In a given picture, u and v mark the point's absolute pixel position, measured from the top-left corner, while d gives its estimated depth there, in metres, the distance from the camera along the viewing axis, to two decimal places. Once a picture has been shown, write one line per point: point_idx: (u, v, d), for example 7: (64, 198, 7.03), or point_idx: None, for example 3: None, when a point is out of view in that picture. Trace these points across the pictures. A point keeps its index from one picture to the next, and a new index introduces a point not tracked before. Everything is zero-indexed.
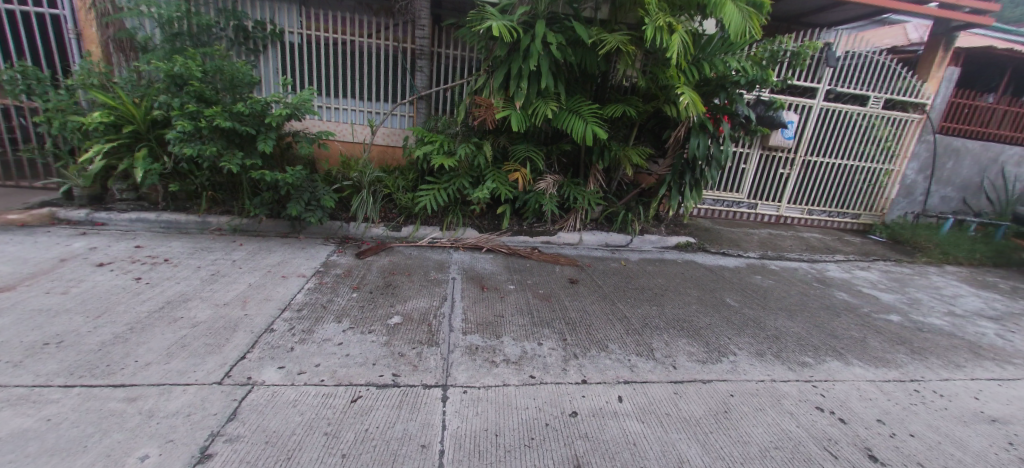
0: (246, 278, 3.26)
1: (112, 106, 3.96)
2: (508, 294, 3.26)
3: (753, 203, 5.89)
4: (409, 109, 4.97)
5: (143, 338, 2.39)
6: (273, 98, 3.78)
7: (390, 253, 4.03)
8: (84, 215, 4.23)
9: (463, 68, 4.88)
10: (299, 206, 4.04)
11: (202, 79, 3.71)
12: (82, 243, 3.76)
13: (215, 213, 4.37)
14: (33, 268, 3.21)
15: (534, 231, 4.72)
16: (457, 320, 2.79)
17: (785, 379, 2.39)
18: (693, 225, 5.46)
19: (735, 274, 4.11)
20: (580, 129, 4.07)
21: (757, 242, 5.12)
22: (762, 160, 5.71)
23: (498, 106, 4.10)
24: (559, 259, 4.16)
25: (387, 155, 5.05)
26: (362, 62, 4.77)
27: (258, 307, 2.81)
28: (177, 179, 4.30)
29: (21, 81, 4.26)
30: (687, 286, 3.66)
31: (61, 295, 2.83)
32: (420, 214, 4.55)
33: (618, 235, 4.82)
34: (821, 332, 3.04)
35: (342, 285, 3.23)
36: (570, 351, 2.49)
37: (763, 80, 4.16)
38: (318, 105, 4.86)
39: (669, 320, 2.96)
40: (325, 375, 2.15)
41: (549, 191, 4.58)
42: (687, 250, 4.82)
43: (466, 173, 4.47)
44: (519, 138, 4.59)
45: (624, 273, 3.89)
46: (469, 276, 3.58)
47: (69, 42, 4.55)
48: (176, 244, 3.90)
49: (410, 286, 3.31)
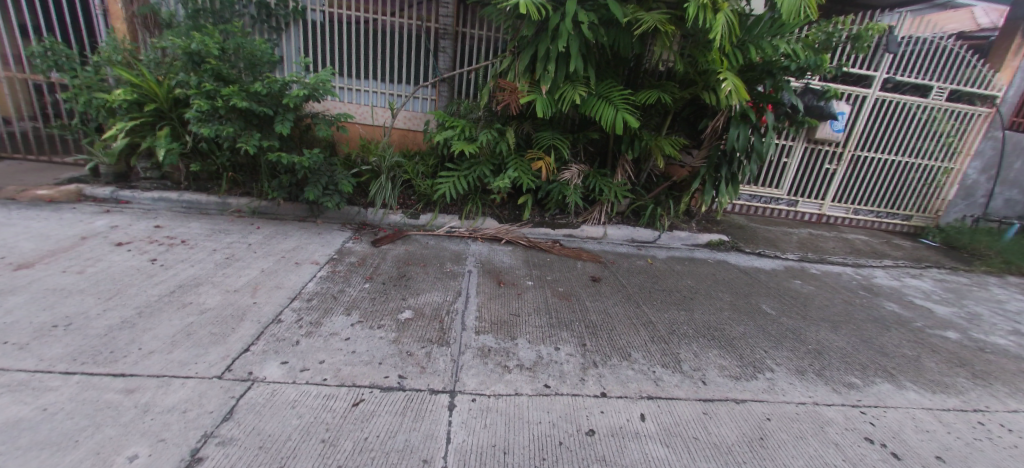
0: (259, 263, 3.20)
1: (135, 83, 3.93)
2: (526, 291, 3.09)
3: (793, 200, 5.50)
4: (431, 92, 4.80)
5: (150, 324, 2.35)
6: (291, 78, 3.66)
7: (406, 242, 3.92)
8: (109, 192, 4.28)
9: (489, 49, 4.65)
10: (316, 191, 3.95)
11: (220, 57, 3.62)
12: (105, 222, 3.79)
13: (235, 195, 4.34)
14: (54, 245, 3.24)
15: (556, 223, 4.52)
16: (470, 318, 2.64)
17: (829, 403, 2.14)
18: (727, 221, 5.14)
19: (772, 278, 3.81)
20: (610, 117, 3.82)
21: (796, 242, 4.78)
22: (806, 154, 5.30)
23: (524, 91, 3.88)
24: (581, 254, 3.95)
25: (408, 139, 4.90)
26: (385, 42, 4.60)
27: (267, 295, 2.73)
28: (198, 159, 4.29)
29: (51, 58, 4.29)
30: (720, 289, 3.41)
31: (77, 275, 2.83)
32: (439, 202, 4.42)
33: (645, 230, 4.57)
34: (869, 348, 2.75)
35: (355, 274, 3.13)
36: (589, 359, 2.31)
37: (818, 66, 3.81)
38: (339, 86, 4.73)
39: (698, 328, 2.74)
40: (327, 373, 2.04)
41: (574, 181, 4.35)
42: (719, 249, 4.53)
43: (488, 160, 4.29)
44: (544, 125, 4.36)
45: (651, 272, 3.66)
46: (486, 270, 3.42)
47: (96, 18, 4.58)
48: (195, 225, 3.89)
49: (425, 278, 3.17)
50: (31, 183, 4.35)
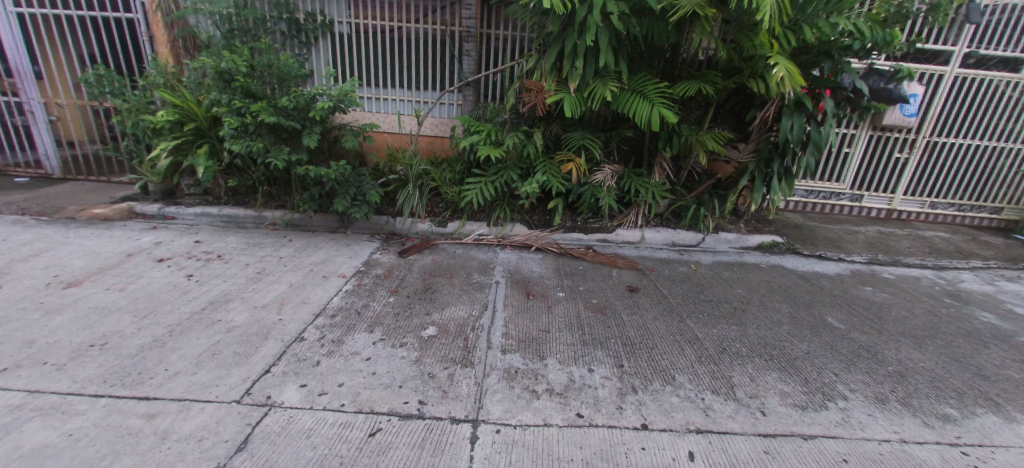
0: (288, 277, 3.19)
1: (176, 104, 4.07)
2: (556, 304, 2.90)
3: (856, 195, 4.97)
4: (457, 97, 4.70)
5: (178, 343, 2.34)
6: (317, 91, 3.66)
7: (433, 251, 3.82)
8: (156, 209, 4.47)
9: (515, 49, 4.50)
10: (344, 202, 3.94)
11: (249, 74, 3.66)
12: (150, 238, 3.94)
13: (270, 208, 4.42)
14: (102, 263, 3.38)
15: (589, 227, 4.28)
16: (497, 335, 2.48)
17: (919, 441, 1.83)
18: (780, 221, 4.70)
19: (836, 285, 3.43)
20: (645, 113, 3.55)
21: (862, 243, 4.29)
22: (870, 143, 4.78)
23: (550, 90, 3.70)
24: (617, 261, 3.71)
25: (435, 146, 4.84)
26: (410, 49, 4.55)
27: (293, 311, 2.69)
28: (235, 174, 4.40)
29: (104, 84, 4.55)
30: (775, 300, 3.08)
31: (119, 292, 2.91)
32: (467, 209, 4.31)
33: (687, 233, 4.24)
34: (963, 370, 2.37)
35: (380, 288, 3.05)
36: (627, 383, 2.10)
37: (887, 42, 3.41)
38: (366, 96, 4.73)
39: (751, 346, 2.46)
40: (346, 398, 1.94)
41: (607, 183, 4.11)
42: (772, 252, 4.13)
43: (515, 164, 4.13)
44: (573, 125, 4.14)
45: (695, 281, 3.36)
46: (514, 280, 3.25)
47: (143, 44, 4.84)
48: (232, 239, 3.97)
49: (450, 291, 3.04)
50: (89, 202, 4.63)
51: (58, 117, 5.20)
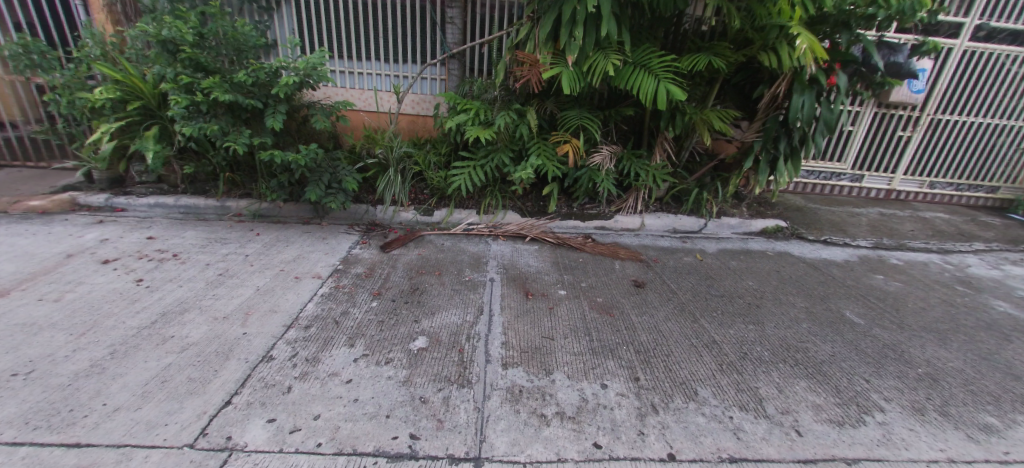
0: (255, 280, 2.82)
1: (117, 79, 3.52)
2: (559, 304, 2.63)
3: (857, 175, 4.83)
4: (439, 71, 4.26)
5: (123, 368, 2.00)
6: (280, 64, 3.21)
7: (418, 244, 3.49)
8: (104, 200, 3.98)
9: (503, 17, 4.07)
10: (318, 190, 3.54)
11: (199, 44, 3.17)
12: (95, 235, 3.48)
13: (234, 197, 3.98)
14: (36, 266, 2.94)
15: (586, 214, 4.02)
16: (496, 344, 2.21)
17: (969, 460, 1.66)
18: (782, 203, 4.52)
19: (848, 274, 3.27)
20: (651, 89, 3.24)
21: (866, 226, 4.15)
22: (873, 121, 4.60)
23: (546, 63, 3.34)
24: (618, 251, 3.45)
25: (417, 126, 4.42)
26: (386, 16, 4.08)
27: (260, 323, 2.34)
28: (192, 160, 3.93)
29: (28, 57, 3.93)
30: (790, 294, 2.88)
31: (53, 303, 2.51)
32: (455, 195, 3.98)
33: (688, 219, 4.01)
34: (994, 370, 2.22)
35: (361, 290, 2.71)
36: (646, 401, 1.86)
37: (914, 11, 3.15)
38: (338, 70, 4.25)
39: (774, 348, 2.26)
40: (323, 435, 1.64)
41: (606, 166, 3.83)
42: (776, 237, 3.96)
43: (506, 146, 3.78)
44: (569, 103, 3.81)
45: (703, 273, 3.13)
46: (510, 277, 2.96)
47: (75, 8, 4.22)
48: (191, 234, 3.54)
49: (440, 292, 2.73)
50: (25, 193, 4.10)
51: None
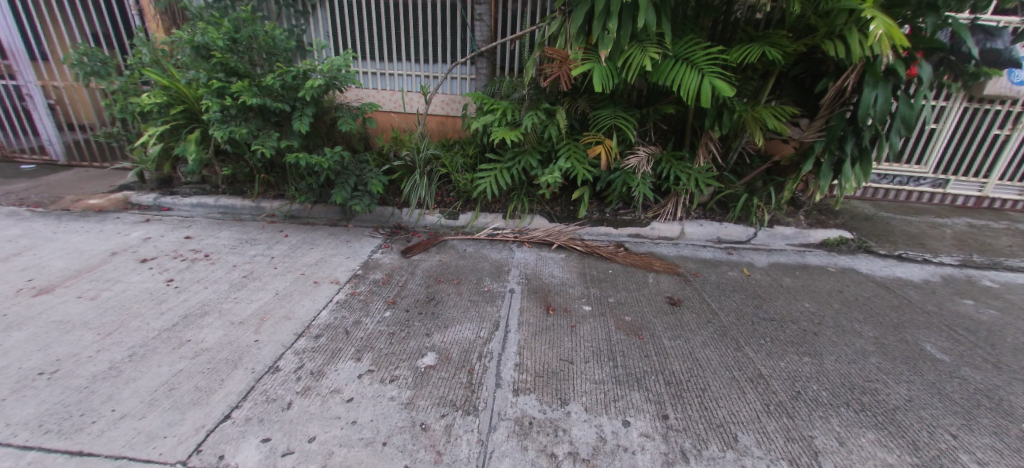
0: (276, 283, 2.81)
1: (164, 85, 3.67)
2: (582, 322, 2.41)
3: (939, 180, 4.23)
4: (469, 70, 4.14)
5: (137, 372, 2.00)
6: (308, 66, 3.20)
7: (441, 250, 3.38)
8: (152, 200, 4.19)
9: (535, 12, 3.88)
10: (343, 193, 3.53)
11: (231, 50, 3.22)
12: (140, 233, 3.64)
13: (268, 198, 4.06)
14: (82, 263, 3.09)
15: (619, 220, 3.76)
16: (509, 366, 2.04)
17: None
18: (847, 211, 4.03)
19: (927, 298, 2.83)
20: (694, 84, 2.94)
21: (950, 240, 3.60)
22: (962, 117, 4.00)
23: (577, 59, 3.12)
24: (653, 262, 3.17)
25: (446, 127, 4.33)
26: (417, 16, 4.00)
27: (273, 330, 2.29)
28: (230, 162, 4.04)
29: (86, 64, 4.14)
30: (854, 320, 2.51)
31: (89, 302, 2.60)
32: (481, 199, 3.86)
33: (735, 227, 3.65)
34: None
35: (376, 298, 2.63)
36: (675, 447, 1.62)
37: None
38: (369, 72, 4.23)
39: (833, 388, 1.95)
40: (315, 462, 1.53)
41: (642, 169, 3.56)
42: (838, 251, 3.51)
43: (534, 148, 3.62)
44: (603, 101, 3.57)
45: (750, 291, 2.80)
46: (532, 289, 2.77)
47: (132, 18, 4.46)
48: (224, 234, 3.62)
49: (456, 303, 2.60)
50: (86, 192, 4.39)
51: (57, 100, 4.95)
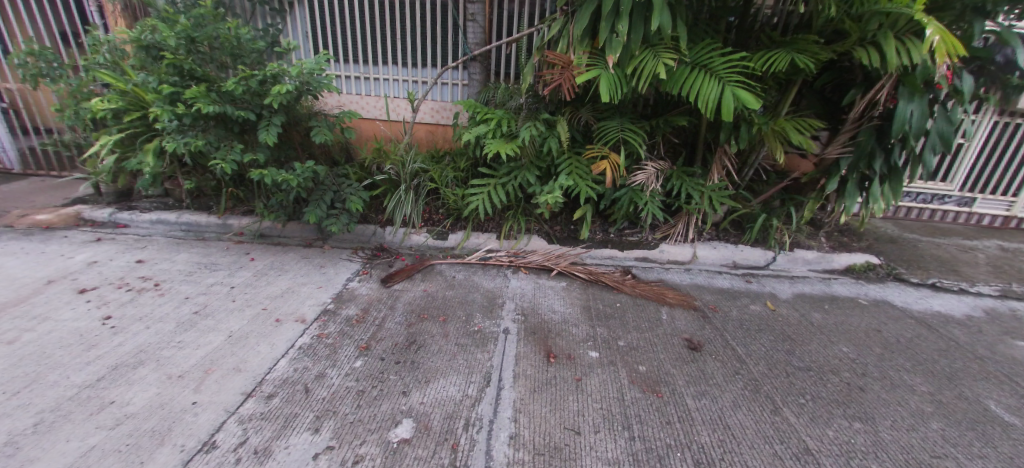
0: (231, 322, 2.40)
1: (119, 89, 3.27)
2: (589, 374, 2.05)
3: (965, 198, 3.93)
4: (461, 76, 3.78)
5: (36, 451, 1.60)
6: (275, 70, 2.81)
7: (426, 277, 3.00)
8: (107, 215, 3.78)
9: (534, 14, 3.54)
10: (318, 211, 3.15)
11: (188, 50, 2.82)
12: (86, 256, 3.23)
13: (236, 214, 3.67)
14: (10, 295, 2.67)
15: (625, 242, 3.42)
16: (503, 440, 1.66)
17: None
18: (870, 232, 3.72)
19: (977, 339, 2.49)
20: (714, 95, 2.61)
21: (986, 266, 3.29)
22: (991, 132, 3.71)
23: (581, 65, 2.78)
24: (665, 293, 2.81)
25: (436, 136, 3.96)
26: (404, 16, 3.63)
27: (216, 388, 1.90)
28: (195, 174, 3.64)
29: (33, 65, 3.70)
30: (902, 370, 2.16)
31: (4, 347, 2.18)
32: (473, 217, 3.50)
33: (753, 251, 3.31)
34: None
35: (346, 342, 2.23)
36: None
37: None
38: (351, 76, 3.84)
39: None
40: None
41: (651, 186, 3.22)
42: (865, 278, 3.19)
43: (532, 162, 3.27)
44: (608, 111, 3.23)
45: (778, 331, 2.46)
46: (530, 329, 2.40)
47: (89, 14, 4.01)
48: (183, 257, 3.21)
49: (441, 348, 2.21)
50: (35, 205, 3.96)
51: (8, 104, 4.48)
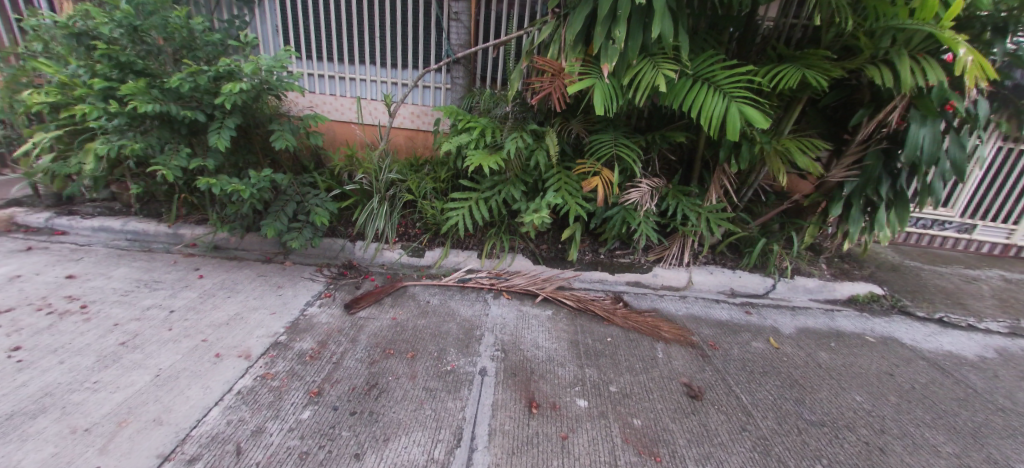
0: (161, 357, 2.06)
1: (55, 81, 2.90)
2: (577, 429, 1.78)
3: (965, 225, 3.79)
4: (444, 79, 3.49)
5: None
6: (229, 65, 2.49)
7: (396, 301, 2.70)
8: (43, 220, 3.38)
9: (524, 16, 3.28)
10: (277, 225, 2.82)
11: (129, 40, 2.48)
12: (9, 268, 2.83)
13: (190, 223, 3.31)
14: None
15: (616, 264, 3.17)
16: None
17: None
18: (871, 259, 3.54)
19: (995, 386, 2.30)
20: (717, 112, 2.37)
21: (992, 300, 3.12)
22: (995, 157, 3.57)
23: (573, 74, 2.52)
24: (660, 325, 2.55)
25: (415, 143, 3.66)
26: (382, 12, 3.34)
27: (128, 447, 1.57)
28: (144, 178, 3.27)
29: None
30: (922, 426, 1.94)
31: None
32: (452, 232, 3.21)
33: (751, 278, 3.09)
34: None
35: (296, 386, 1.92)
36: None
37: None
38: (325, 75, 3.53)
39: None
40: None
41: (644, 206, 2.98)
42: (869, 311, 2.99)
43: (517, 177, 2.99)
44: (601, 124, 2.98)
45: (784, 375, 2.22)
46: (510, 369, 2.12)
47: None
48: (122, 272, 2.84)
49: (406, 394, 1.91)
50: None
51: None
